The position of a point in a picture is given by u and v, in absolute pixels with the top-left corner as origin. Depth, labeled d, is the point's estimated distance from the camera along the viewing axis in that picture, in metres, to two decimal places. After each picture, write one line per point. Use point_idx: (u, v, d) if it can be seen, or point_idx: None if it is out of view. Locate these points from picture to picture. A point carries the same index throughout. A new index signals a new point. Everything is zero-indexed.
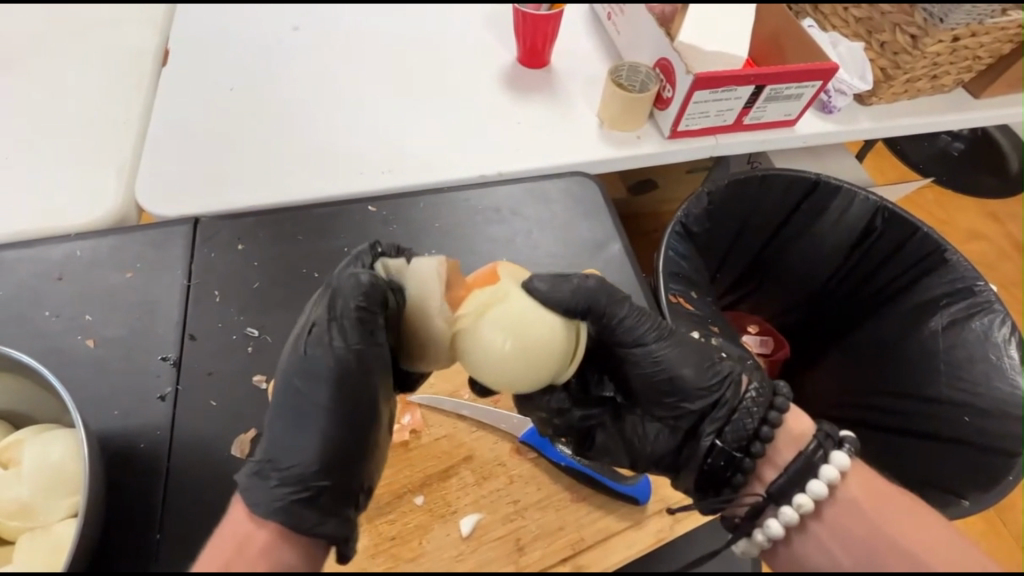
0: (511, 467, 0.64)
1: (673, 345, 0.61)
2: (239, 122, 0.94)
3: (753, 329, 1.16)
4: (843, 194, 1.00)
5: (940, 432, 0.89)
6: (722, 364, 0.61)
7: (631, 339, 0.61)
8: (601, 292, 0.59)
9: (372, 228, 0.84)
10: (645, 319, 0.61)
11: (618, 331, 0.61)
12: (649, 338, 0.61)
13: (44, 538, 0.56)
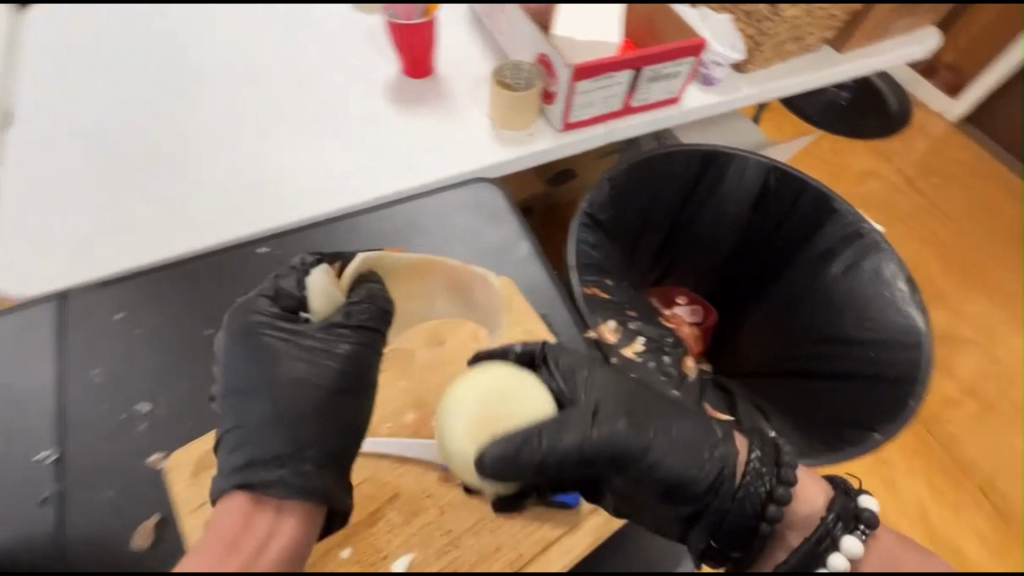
0: (439, 497, 0.61)
1: (671, 449, 0.57)
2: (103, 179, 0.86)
3: (682, 300, 1.19)
4: (736, 161, 1.04)
5: (852, 371, 0.94)
6: (711, 463, 0.57)
7: (622, 460, 0.57)
8: (557, 453, 0.55)
9: (264, 271, 0.79)
10: (635, 433, 0.57)
11: (603, 457, 0.56)
12: (644, 453, 0.57)
13: None
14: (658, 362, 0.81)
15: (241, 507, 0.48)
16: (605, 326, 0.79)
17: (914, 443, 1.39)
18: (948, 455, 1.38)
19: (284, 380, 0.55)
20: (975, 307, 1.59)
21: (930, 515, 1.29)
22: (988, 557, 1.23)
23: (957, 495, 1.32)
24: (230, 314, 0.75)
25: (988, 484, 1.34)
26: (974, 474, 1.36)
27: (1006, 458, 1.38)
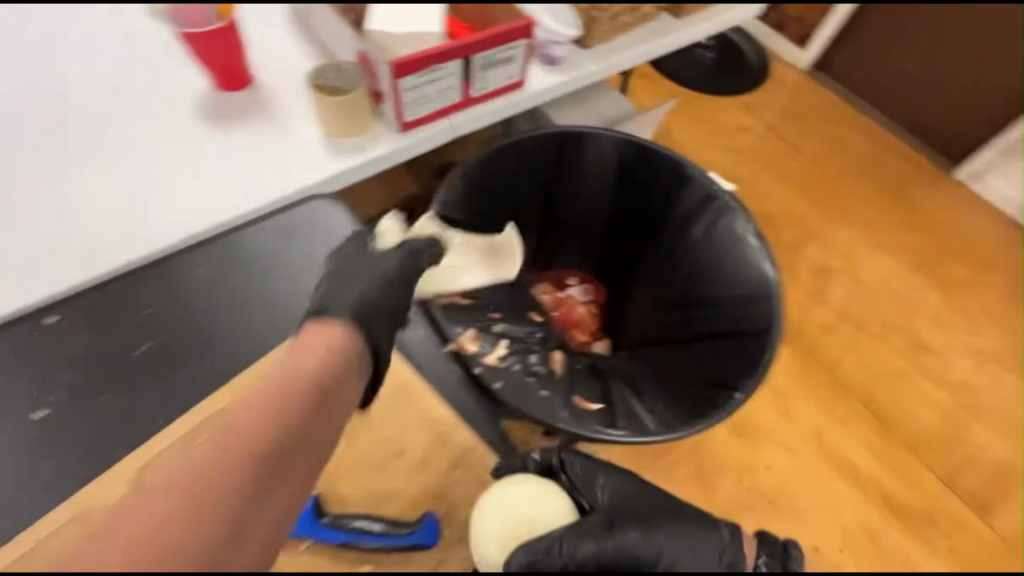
0: (288, 562, 0.57)
1: (685, 559, 0.57)
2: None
3: (573, 281, 1.20)
4: (591, 138, 1.03)
5: (720, 330, 0.96)
6: (728, 558, 0.58)
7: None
8: (579, 546, 0.56)
9: (56, 344, 0.70)
10: (649, 542, 0.57)
11: (619, 568, 0.56)
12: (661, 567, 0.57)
13: None
14: (525, 361, 0.79)
15: (329, 333, 0.51)
16: (466, 336, 0.75)
17: (801, 373, 1.34)
18: (831, 374, 1.34)
19: (192, 373, 0.69)
20: (866, 228, 1.53)
21: (823, 435, 1.27)
22: (872, 463, 1.25)
23: (843, 409, 1.31)
24: (30, 398, 0.66)
25: (870, 398, 1.32)
26: (858, 392, 1.33)
27: (880, 365, 1.36)
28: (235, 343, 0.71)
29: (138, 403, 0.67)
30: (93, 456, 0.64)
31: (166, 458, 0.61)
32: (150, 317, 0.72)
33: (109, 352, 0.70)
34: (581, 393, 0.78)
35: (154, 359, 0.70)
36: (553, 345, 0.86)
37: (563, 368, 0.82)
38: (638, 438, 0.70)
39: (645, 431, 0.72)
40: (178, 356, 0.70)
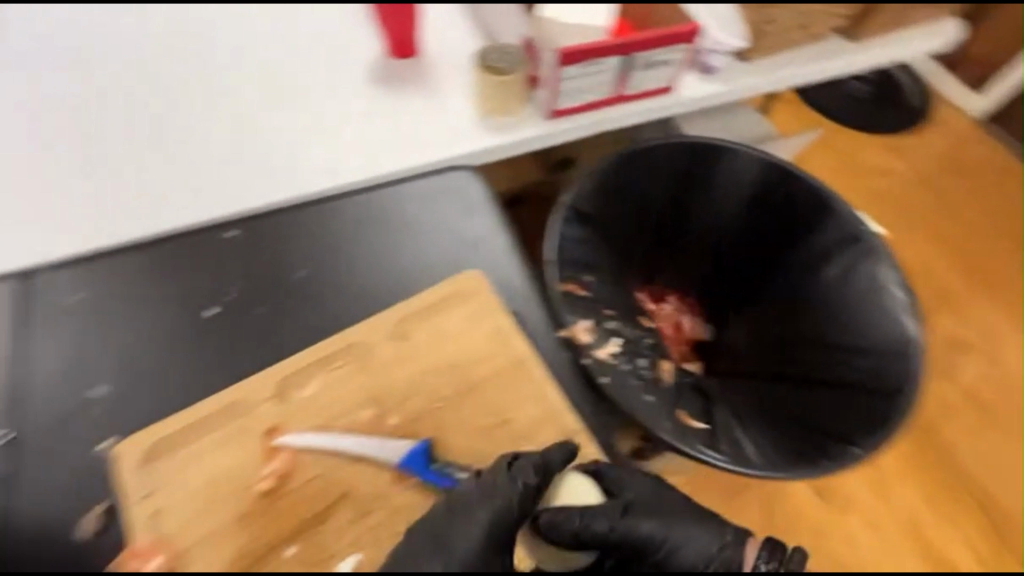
0: (393, 497, 0.59)
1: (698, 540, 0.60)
2: (69, 158, 0.85)
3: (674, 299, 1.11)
4: (735, 153, 0.99)
5: (841, 378, 0.90)
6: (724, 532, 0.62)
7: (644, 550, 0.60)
8: (599, 520, 0.58)
9: (230, 253, 0.77)
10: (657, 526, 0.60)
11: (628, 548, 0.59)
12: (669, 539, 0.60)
13: None
14: (635, 363, 0.79)
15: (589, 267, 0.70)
16: (579, 325, 0.76)
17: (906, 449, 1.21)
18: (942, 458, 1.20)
19: (337, 305, 0.75)
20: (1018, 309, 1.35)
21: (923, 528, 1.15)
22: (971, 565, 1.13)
23: (947, 501, 1.17)
24: (199, 297, 0.73)
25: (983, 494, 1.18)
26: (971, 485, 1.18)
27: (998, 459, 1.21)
28: (376, 285, 0.77)
29: (284, 328, 0.72)
30: (239, 360, 0.69)
31: (304, 372, 0.66)
32: (308, 247, 0.79)
33: (267, 271, 0.76)
34: (684, 409, 0.77)
35: (305, 291, 0.75)
36: (661, 353, 0.85)
37: (670, 379, 0.80)
38: (742, 467, 0.68)
39: (749, 462, 0.70)
40: (325, 293, 0.76)
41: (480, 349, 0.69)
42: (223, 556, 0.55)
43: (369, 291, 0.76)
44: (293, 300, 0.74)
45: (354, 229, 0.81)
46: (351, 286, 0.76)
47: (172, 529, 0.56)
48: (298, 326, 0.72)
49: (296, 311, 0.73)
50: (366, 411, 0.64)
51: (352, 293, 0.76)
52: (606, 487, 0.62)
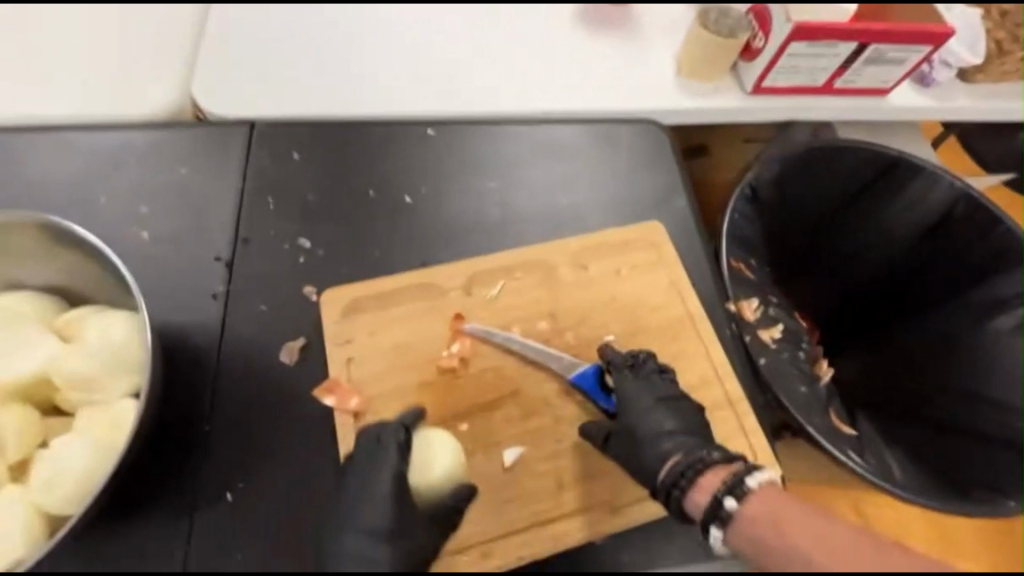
0: (557, 406, 0.62)
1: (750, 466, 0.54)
2: (291, 25, 0.90)
3: None
4: (924, 176, 0.93)
5: (992, 432, 0.83)
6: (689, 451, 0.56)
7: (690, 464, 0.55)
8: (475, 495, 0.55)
9: (428, 151, 0.80)
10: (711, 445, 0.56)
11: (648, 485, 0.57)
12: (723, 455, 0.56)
13: (104, 413, 0.57)
14: (792, 353, 0.79)
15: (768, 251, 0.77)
16: (748, 303, 0.76)
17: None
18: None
19: (517, 225, 0.76)
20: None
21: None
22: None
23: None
24: (395, 184, 0.77)
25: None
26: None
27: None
28: (556, 214, 0.77)
29: (472, 234, 0.74)
30: (423, 249, 0.73)
31: (490, 275, 0.70)
32: (496, 163, 0.80)
33: (457, 176, 0.78)
34: (834, 411, 0.77)
35: (493, 204, 0.77)
36: (814, 355, 0.83)
37: (827, 381, 0.80)
38: (885, 482, 0.68)
39: (892, 479, 0.70)
40: (512, 211, 0.77)
41: (654, 297, 0.70)
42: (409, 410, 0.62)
43: (549, 220, 0.76)
44: (478, 209, 0.76)
45: (542, 157, 0.81)
46: (532, 211, 0.77)
47: (365, 378, 0.64)
48: (478, 235, 0.74)
49: (479, 219, 0.75)
50: (542, 323, 0.67)
51: (534, 218, 0.76)
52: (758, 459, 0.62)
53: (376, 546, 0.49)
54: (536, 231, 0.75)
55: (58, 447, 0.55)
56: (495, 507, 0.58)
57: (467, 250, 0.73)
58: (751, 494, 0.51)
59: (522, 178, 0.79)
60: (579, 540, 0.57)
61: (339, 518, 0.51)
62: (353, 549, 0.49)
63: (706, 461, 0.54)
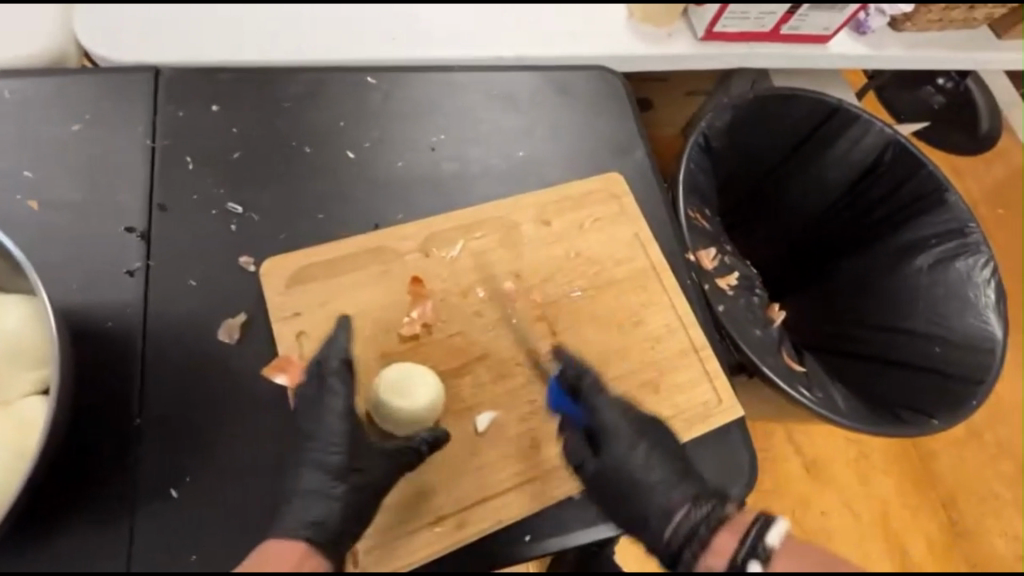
0: (527, 367, 0.61)
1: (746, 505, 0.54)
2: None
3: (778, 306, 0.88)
4: (860, 123, 0.96)
5: (914, 359, 0.90)
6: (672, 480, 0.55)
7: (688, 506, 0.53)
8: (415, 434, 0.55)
9: (369, 101, 0.72)
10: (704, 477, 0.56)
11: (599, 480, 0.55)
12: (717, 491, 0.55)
13: (5, 415, 0.49)
14: (747, 299, 0.82)
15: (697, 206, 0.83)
16: (704, 253, 0.77)
17: (894, 446, 1.25)
18: (924, 466, 1.25)
19: (473, 180, 0.71)
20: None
21: (891, 516, 1.19)
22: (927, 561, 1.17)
23: (919, 499, 1.22)
24: (334, 138, 0.69)
25: (951, 500, 1.23)
26: (942, 488, 1.23)
27: (973, 473, 1.26)
28: (513, 168, 0.73)
29: (426, 192, 0.69)
30: (373, 209, 0.67)
31: (449, 234, 0.65)
32: (447, 114, 0.74)
33: (404, 128, 0.72)
34: (785, 351, 0.80)
35: (446, 159, 0.71)
36: (766, 301, 0.86)
37: (778, 324, 0.83)
38: (827, 412, 0.74)
39: (834, 409, 0.76)
40: (467, 166, 0.72)
41: (618, 251, 0.69)
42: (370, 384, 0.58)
43: (507, 174, 0.72)
44: (429, 164, 0.71)
45: (495, 106, 0.76)
46: (488, 165, 0.72)
47: (319, 352, 0.59)
48: (432, 192, 0.69)
49: (432, 175, 0.70)
50: (508, 283, 0.64)
51: (491, 173, 0.72)
52: (724, 403, 0.63)
53: (337, 481, 0.51)
54: (495, 186, 0.71)
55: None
56: (470, 473, 0.56)
57: (422, 209, 0.68)
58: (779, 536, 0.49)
59: (475, 129, 0.74)
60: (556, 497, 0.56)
61: (300, 460, 0.53)
62: (310, 483, 0.51)
63: (720, 518, 0.51)
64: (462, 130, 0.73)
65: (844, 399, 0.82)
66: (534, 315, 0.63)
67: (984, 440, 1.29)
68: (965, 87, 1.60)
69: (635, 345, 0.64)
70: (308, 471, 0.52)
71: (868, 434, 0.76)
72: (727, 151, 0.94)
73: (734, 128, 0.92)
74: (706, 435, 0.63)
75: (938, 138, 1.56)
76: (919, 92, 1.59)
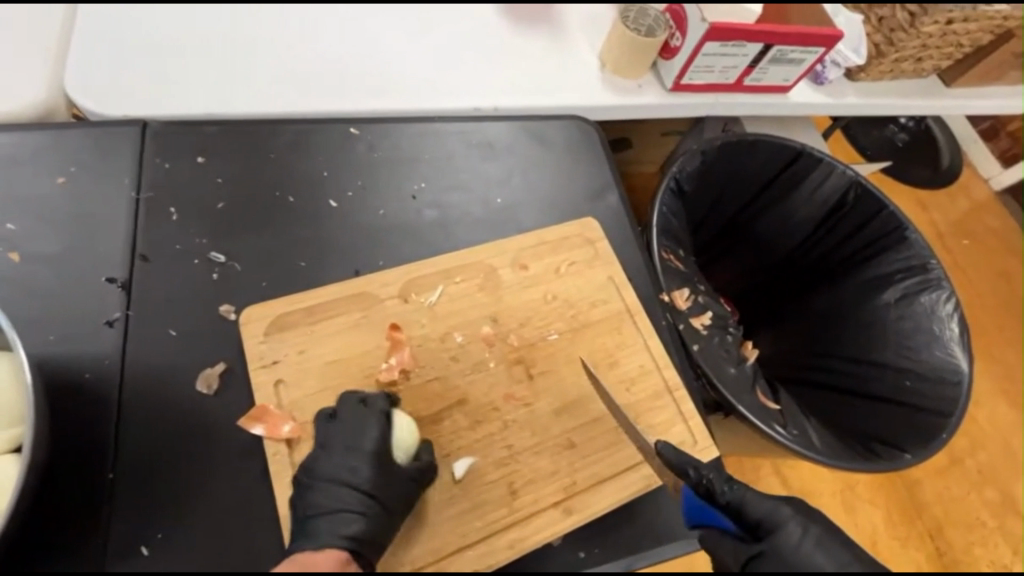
0: (505, 411, 0.61)
1: (813, 539, 0.52)
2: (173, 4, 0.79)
3: (749, 346, 0.89)
4: (822, 167, 1.01)
5: (885, 393, 0.92)
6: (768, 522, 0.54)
7: (735, 524, 0.57)
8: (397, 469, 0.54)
9: (354, 152, 0.75)
10: (769, 500, 0.55)
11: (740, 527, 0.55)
12: (766, 523, 0.54)
13: None
14: (722, 338, 0.84)
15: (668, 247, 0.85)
16: (679, 293, 0.79)
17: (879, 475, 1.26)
18: (908, 495, 1.26)
19: (451, 227, 0.73)
20: (1006, 371, 1.44)
21: (880, 547, 1.19)
22: None
23: (906, 529, 1.22)
24: (317, 186, 0.72)
25: (937, 528, 1.23)
26: (927, 517, 1.24)
27: (958, 501, 1.27)
28: (491, 214, 0.75)
29: (408, 239, 0.71)
30: (356, 256, 0.68)
31: (429, 279, 0.67)
32: (427, 162, 0.77)
33: (387, 177, 0.74)
34: (761, 388, 0.82)
35: (426, 207, 0.74)
36: (741, 337, 0.88)
37: (754, 361, 0.86)
38: (802, 447, 0.75)
39: (811, 446, 0.77)
40: (447, 212, 0.74)
41: (593, 294, 0.71)
42: None
43: (485, 220, 0.75)
44: (409, 210, 0.73)
45: (473, 156, 0.79)
46: (466, 212, 0.75)
47: (296, 401, 0.58)
48: (412, 240, 0.71)
49: (411, 223, 0.72)
50: (485, 327, 0.66)
51: (469, 220, 0.74)
52: (698, 443, 0.65)
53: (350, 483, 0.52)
54: (473, 233, 0.73)
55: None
56: (447, 522, 0.55)
57: (402, 256, 0.70)
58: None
59: (454, 179, 0.76)
60: (533, 545, 0.56)
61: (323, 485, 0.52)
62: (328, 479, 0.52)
63: None
64: (442, 178, 0.76)
65: (818, 434, 0.84)
66: (511, 359, 0.64)
67: (965, 467, 1.31)
68: (926, 126, 1.68)
69: (611, 387, 0.66)
70: (318, 484, 0.52)
71: (843, 470, 0.77)
72: (697, 191, 0.98)
73: (704, 168, 0.96)
74: None
75: (905, 174, 1.64)
76: (884, 131, 1.67)
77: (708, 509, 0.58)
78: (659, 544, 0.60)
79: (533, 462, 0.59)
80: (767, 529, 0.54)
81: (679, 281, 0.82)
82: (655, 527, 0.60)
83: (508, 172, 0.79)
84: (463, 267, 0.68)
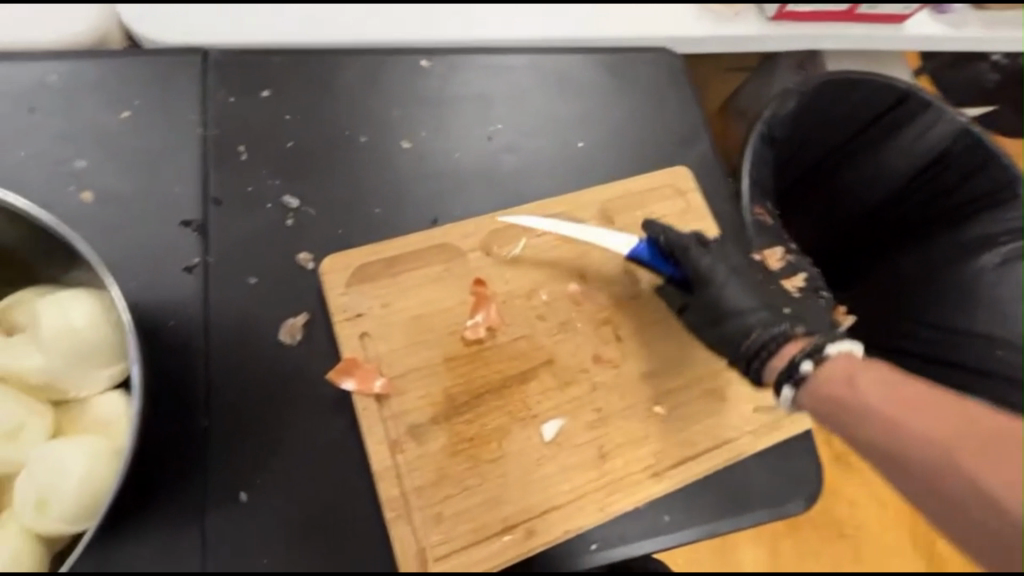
0: (594, 373, 0.59)
1: (736, 283, 0.62)
2: None
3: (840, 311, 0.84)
4: (930, 111, 0.90)
5: (970, 361, 0.89)
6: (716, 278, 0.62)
7: (677, 273, 0.63)
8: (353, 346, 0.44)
9: (425, 86, 0.69)
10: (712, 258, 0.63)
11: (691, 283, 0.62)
12: (703, 277, 0.62)
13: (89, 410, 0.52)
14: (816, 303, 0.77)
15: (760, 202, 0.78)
16: (771, 252, 0.75)
17: None
18: None
19: (531, 174, 0.68)
20: None
21: None
22: None
23: None
24: (388, 124, 0.66)
25: None
26: None
27: None
28: (572, 159, 0.69)
29: (487, 186, 0.66)
30: (433, 204, 0.64)
31: (511, 231, 0.62)
32: (503, 100, 0.70)
33: (462, 115, 0.68)
34: None
35: (504, 151, 0.68)
36: (834, 303, 0.81)
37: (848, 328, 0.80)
38: None
39: None
40: (526, 157, 0.68)
41: None
42: (436, 387, 0.55)
43: (567, 167, 0.69)
44: (486, 154, 0.67)
45: (553, 94, 0.71)
46: (547, 157, 0.69)
47: (383, 355, 0.56)
48: (490, 187, 0.66)
49: (488, 167, 0.67)
50: (572, 284, 0.62)
51: (550, 167, 0.68)
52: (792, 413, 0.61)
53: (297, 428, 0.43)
54: (555, 180, 0.68)
55: (50, 456, 0.48)
56: (536, 483, 0.54)
57: (480, 204, 0.65)
58: (826, 360, 0.58)
59: (533, 119, 0.70)
60: (623, 507, 0.55)
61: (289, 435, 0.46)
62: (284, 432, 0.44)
63: (788, 335, 0.60)
64: (520, 118, 0.70)
65: None
66: (599, 318, 0.61)
67: None
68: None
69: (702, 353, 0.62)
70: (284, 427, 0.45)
71: None
72: (789, 138, 0.89)
73: (800, 109, 0.86)
74: (773, 445, 0.60)
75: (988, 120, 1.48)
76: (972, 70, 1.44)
77: (656, 258, 0.63)
78: (749, 510, 0.58)
79: (624, 427, 0.57)
80: (702, 283, 0.62)
81: (771, 240, 0.76)
82: (746, 495, 0.58)
83: (591, 114, 0.72)
84: (547, 219, 0.64)
